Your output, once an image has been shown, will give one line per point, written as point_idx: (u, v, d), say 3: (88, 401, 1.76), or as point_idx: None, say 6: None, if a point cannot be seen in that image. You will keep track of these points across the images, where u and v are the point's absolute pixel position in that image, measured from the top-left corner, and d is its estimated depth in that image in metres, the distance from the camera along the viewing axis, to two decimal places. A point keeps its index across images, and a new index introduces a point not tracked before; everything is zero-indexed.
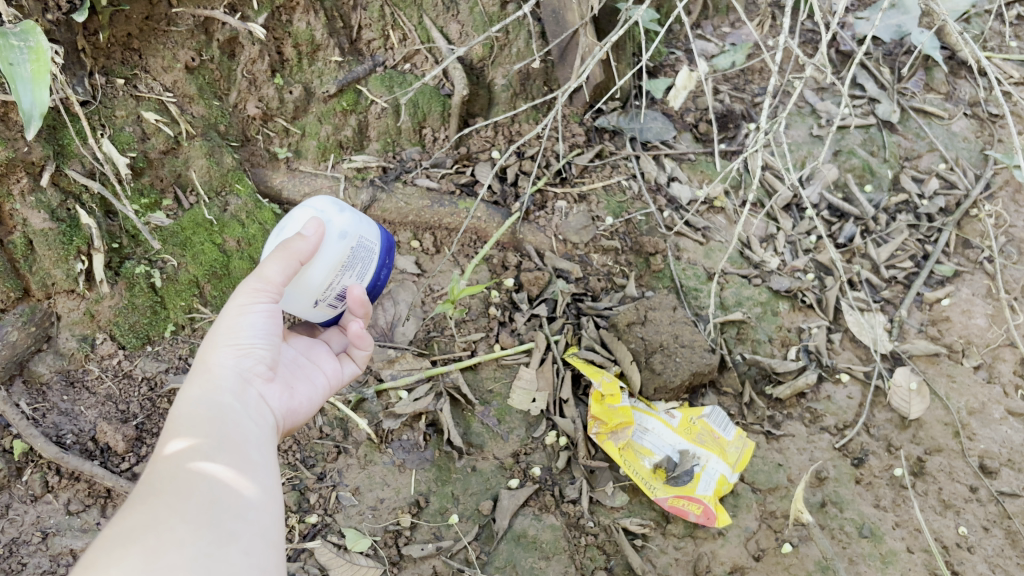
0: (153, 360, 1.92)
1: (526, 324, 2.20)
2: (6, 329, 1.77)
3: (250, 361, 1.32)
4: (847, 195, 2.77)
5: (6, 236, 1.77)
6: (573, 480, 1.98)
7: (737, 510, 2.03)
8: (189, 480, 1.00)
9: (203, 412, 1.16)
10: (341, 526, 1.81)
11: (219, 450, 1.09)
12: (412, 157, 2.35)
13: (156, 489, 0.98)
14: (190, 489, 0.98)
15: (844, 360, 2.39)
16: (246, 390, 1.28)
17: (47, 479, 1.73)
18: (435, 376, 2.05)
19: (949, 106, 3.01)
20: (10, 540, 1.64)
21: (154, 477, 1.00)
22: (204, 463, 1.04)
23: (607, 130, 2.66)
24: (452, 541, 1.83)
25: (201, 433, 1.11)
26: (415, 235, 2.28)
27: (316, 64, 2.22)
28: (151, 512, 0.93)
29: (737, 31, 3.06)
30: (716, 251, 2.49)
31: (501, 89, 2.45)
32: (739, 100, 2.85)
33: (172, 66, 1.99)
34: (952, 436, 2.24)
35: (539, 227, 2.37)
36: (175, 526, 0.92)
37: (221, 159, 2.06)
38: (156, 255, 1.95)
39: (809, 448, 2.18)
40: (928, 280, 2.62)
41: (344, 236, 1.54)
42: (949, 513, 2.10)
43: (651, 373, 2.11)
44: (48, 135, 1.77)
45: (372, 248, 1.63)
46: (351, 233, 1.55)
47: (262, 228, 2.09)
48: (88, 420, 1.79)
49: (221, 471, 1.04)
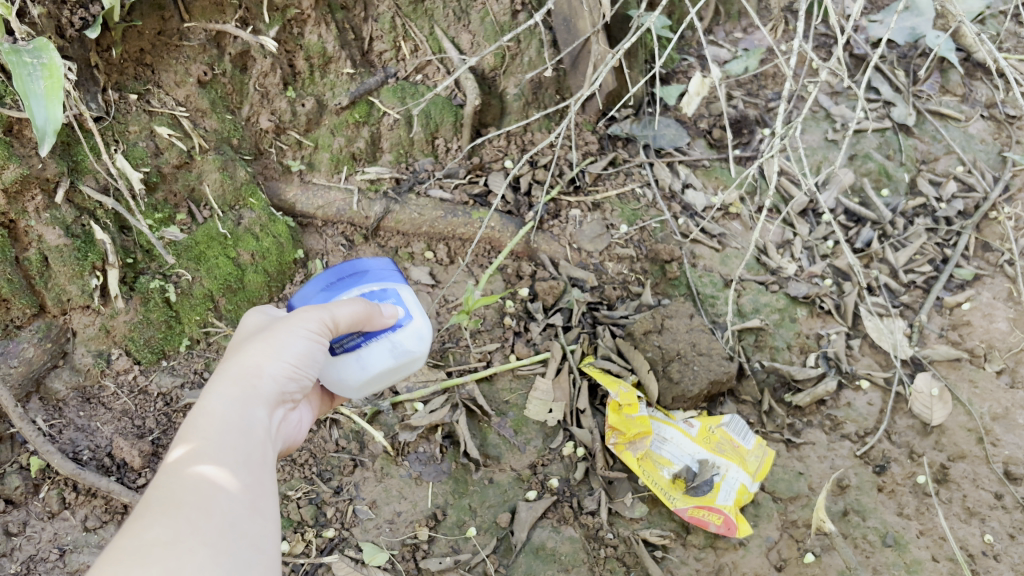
0: (168, 374, 1.92)
1: (541, 334, 2.19)
2: (22, 346, 1.78)
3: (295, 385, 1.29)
4: (863, 199, 2.75)
5: (21, 253, 1.78)
6: (591, 490, 1.97)
7: (758, 519, 2.00)
8: (217, 490, 0.99)
9: (237, 421, 1.14)
10: (359, 540, 1.80)
11: (242, 467, 1.06)
12: (425, 168, 2.35)
13: (170, 504, 0.95)
14: (213, 503, 0.97)
15: (863, 367, 2.36)
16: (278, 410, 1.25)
17: (64, 496, 1.72)
18: (451, 388, 2.04)
19: (965, 108, 2.99)
20: (28, 558, 1.65)
21: (168, 487, 0.97)
22: (222, 476, 1.02)
23: (620, 137, 2.65)
24: (470, 554, 1.81)
25: (230, 442, 1.09)
26: (429, 246, 2.26)
27: (328, 76, 2.22)
28: (160, 533, 0.91)
29: (750, 36, 3.05)
30: (732, 257, 2.47)
31: (513, 98, 2.44)
32: (753, 106, 2.83)
33: (185, 81, 1.99)
34: (976, 442, 2.21)
35: (553, 236, 2.36)
36: (192, 557, 0.89)
37: (235, 173, 2.06)
38: (170, 269, 1.94)
39: (830, 456, 2.16)
40: (948, 284, 2.59)
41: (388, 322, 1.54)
42: (973, 521, 2.07)
43: (669, 382, 2.08)
44: (62, 152, 1.77)
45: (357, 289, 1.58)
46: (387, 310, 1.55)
47: (276, 242, 2.09)
48: (104, 436, 1.79)
49: (245, 491, 1.03)
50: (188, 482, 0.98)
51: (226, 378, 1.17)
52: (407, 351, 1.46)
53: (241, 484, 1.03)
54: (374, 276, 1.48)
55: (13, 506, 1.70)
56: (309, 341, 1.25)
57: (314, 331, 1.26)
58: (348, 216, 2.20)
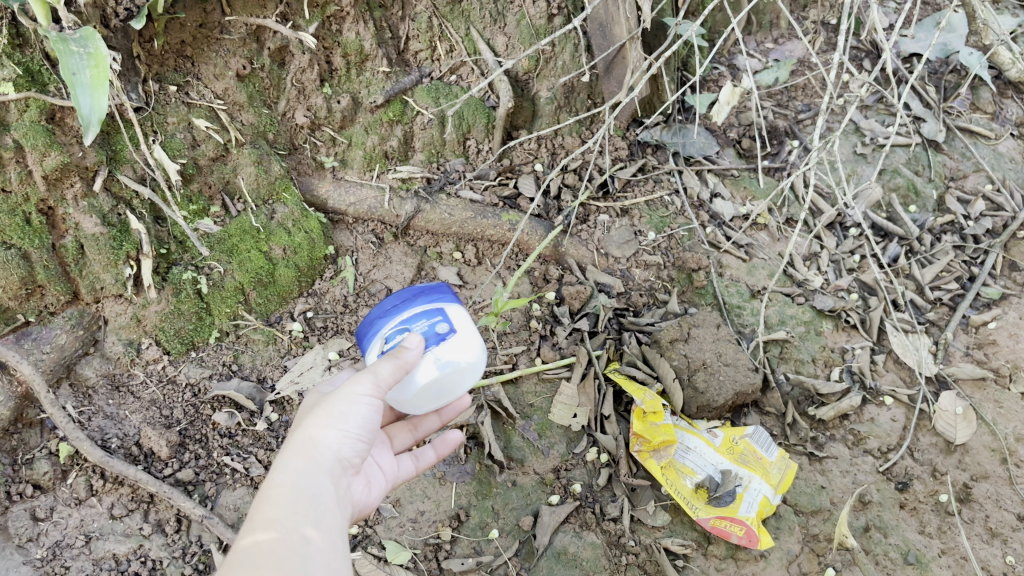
0: (197, 366, 1.92)
1: (567, 338, 2.19)
2: (55, 332, 1.80)
3: (350, 452, 1.26)
4: (891, 215, 2.74)
5: (58, 239, 1.79)
6: (614, 497, 1.97)
7: (780, 532, 2.00)
8: (284, 542, 1.06)
9: (302, 479, 1.16)
10: (381, 538, 1.81)
11: (302, 513, 1.12)
12: (456, 168, 2.37)
13: (254, 549, 1.03)
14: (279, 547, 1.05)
15: (887, 383, 2.35)
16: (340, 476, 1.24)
17: (91, 483, 1.72)
18: (476, 389, 2.04)
19: (995, 127, 2.97)
20: (54, 543, 1.66)
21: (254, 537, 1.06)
22: (289, 530, 1.08)
23: (650, 144, 2.65)
24: (491, 556, 1.82)
25: (289, 487, 1.14)
26: (457, 246, 2.28)
27: (364, 74, 2.23)
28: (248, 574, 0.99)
29: (781, 46, 3.02)
30: (759, 268, 2.46)
31: (546, 102, 2.45)
32: (782, 117, 2.82)
33: (224, 74, 2.01)
34: (999, 462, 2.18)
35: (582, 241, 2.39)
36: None
37: (270, 167, 2.08)
38: (203, 261, 1.96)
39: (852, 471, 2.15)
40: (975, 303, 2.57)
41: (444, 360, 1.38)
42: (995, 542, 2.04)
43: (694, 392, 2.09)
44: (101, 141, 1.79)
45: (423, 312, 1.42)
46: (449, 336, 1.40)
47: (308, 237, 2.11)
48: (132, 425, 1.80)
49: (309, 537, 1.10)
50: (263, 533, 1.06)
51: (292, 445, 1.20)
52: (451, 363, 1.39)
53: (297, 526, 1.10)
54: (427, 299, 1.44)
55: (40, 492, 1.71)
56: (367, 406, 1.24)
57: (371, 393, 1.24)
58: (379, 214, 2.22)
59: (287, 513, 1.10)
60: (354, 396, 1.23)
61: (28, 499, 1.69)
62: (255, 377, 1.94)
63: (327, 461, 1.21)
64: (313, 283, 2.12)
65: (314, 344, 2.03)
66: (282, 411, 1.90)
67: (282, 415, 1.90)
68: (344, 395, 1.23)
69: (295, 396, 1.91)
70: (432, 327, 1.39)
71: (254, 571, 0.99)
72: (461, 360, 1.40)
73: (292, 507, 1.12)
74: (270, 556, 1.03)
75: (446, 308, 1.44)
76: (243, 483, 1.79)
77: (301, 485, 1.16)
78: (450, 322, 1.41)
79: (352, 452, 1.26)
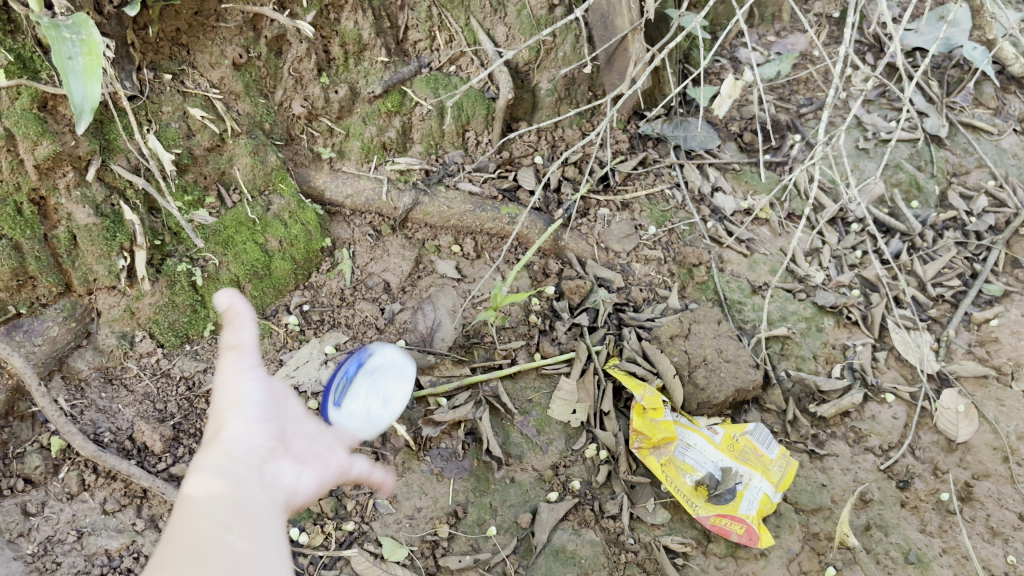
0: (191, 359, 1.90)
1: (566, 333, 2.17)
2: (47, 324, 1.78)
3: (265, 429, 1.17)
4: (893, 211, 2.72)
5: (50, 230, 1.77)
6: (613, 494, 1.95)
7: (780, 530, 1.97)
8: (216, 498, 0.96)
9: (223, 455, 1.06)
10: (378, 535, 1.78)
11: (228, 474, 1.02)
12: (455, 161, 2.34)
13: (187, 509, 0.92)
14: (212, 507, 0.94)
15: (889, 380, 2.33)
16: (269, 449, 1.15)
17: (84, 477, 1.70)
18: (475, 384, 2.01)
19: (998, 122, 2.94)
20: (45, 539, 1.62)
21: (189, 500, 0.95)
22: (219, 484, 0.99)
23: (650, 137, 2.63)
24: (489, 554, 1.78)
25: (209, 459, 1.05)
26: (456, 240, 2.26)
27: (362, 64, 2.20)
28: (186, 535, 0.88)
29: (783, 40, 2.99)
30: (760, 263, 2.44)
31: (546, 93, 2.43)
32: (784, 111, 2.80)
33: (220, 63, 1.98)
34: (1001, 461, 2.16)
35: (581, 235, 2.37)
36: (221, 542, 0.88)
37: (266, 158, 2.05)
38: (198, 253, 1.94)
39: (853, 469, 2.13)
40: (977, 300, 2.55)
41: (389, 401, 1.66)
42: (997, 541, 2.02)
43: (694, 388, 2.06)
44: (95, 130, 1.76)
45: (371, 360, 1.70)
46: (393, 377, 1.70)
47: (304, 229, 2.08)
48: (125, 419, 1.77)
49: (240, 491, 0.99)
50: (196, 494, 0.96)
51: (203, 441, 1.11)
52: (392, 400, 1.67)
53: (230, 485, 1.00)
54: (370, 353, 1.71)
55: (32, 486, 1.68)
56: (253, 381, 1.20)
57: (254, 366, 1.20)
58: (376, 207, 2.20)
59: (219, 476, 1.01)
60: (233, 373, 1.19)
61: (19, 493, 1.66)
62: None
63: (242, 441, 1.12)
64: (310, 276, 2.10)
65: (311, 337, 2.00)
66: None
67: None
68: (224, 379, 1.18)
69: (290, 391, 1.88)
70: (373, 375, 1.67)
71: (193, 533, 0.88)
72: (397, 395, 1.70)
73: (217, 471, 1.02)
74: (208, 515, 0.92)
75: (377, 350, 1.72)
76: None
77: (226, 458, 1.06)
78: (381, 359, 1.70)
79: (268, 434, 1.18)
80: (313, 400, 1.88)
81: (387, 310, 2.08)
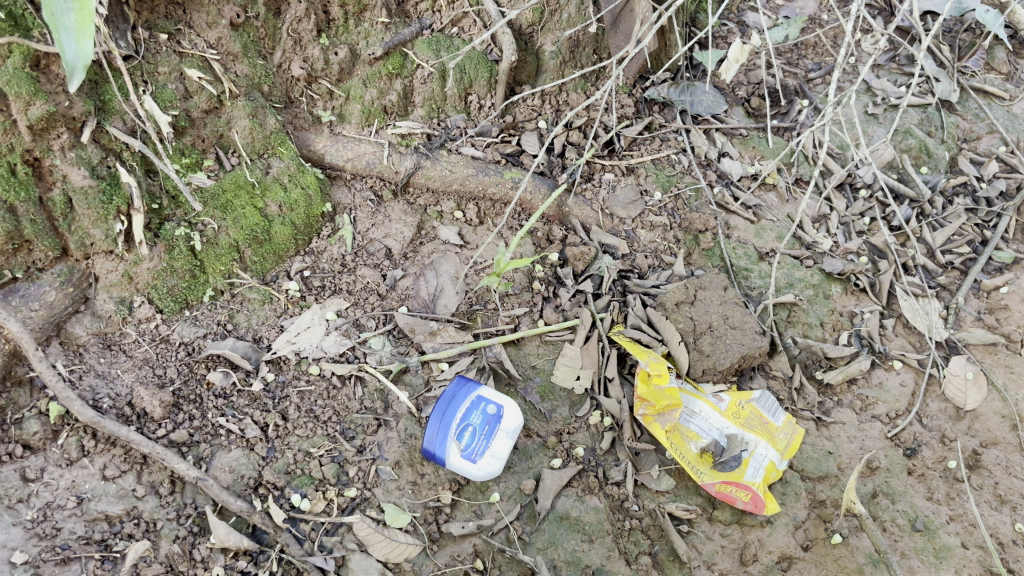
0: (191, 325, 1.88)
1: (571, 300, 2.14)
2: (44, 289, 1.75)
3: None
4: (902, 176, 2.67)
5: (45, 192, 1.74)
6: (618, 461, 1.93)
7: (786, 497, 1.96)
8: None
9: None
10: (380, 501, 1.72)
11: None
12: (457, 125, 2.31)
13: None
14: None
15: (896, 347, 2.30)
16: None
17: (82, 443, 1.67)
18: (478, 349, 1.98)
19: (1010, 87, 2.88)
20: (44, 505, 1.59)
21: None
22: None
23: (657, 101, 2.57)
24: (493, 520, 1.77)
25: None
26: (458, 205, 2.24)
27: (363, 25, 2.17)
28: None
29: (791, 4, 2.92)
30: (768, 230, 2.40)
31: (550, 56, 2.38)
32: (792, 76, 2.75)
33: (217, 23, 1.95)
34: (1010, 429, 2.14)
35: (586, 201, 2.34)
36: None
37: (265, 121, 2.02)
38: (196, 217, 1.92)
39: (860, 437, 2.10)
40: (986, 267, 2.51)
41: (494, 453, 1.77)
42: (1005, 509, 2.00)
43: (699, 354, 2.03)
44: (89, 90, 1.73)
45: (489, 411, 1.79)
46: (498, 437, 1.78)
47: (304, 193, 2.06)
48: (125, 384, 1.74)
49: None
50: None
51: None
52: (497, 455, 1.77)
53: None
54: (484, 401, 1.79)
55: (30, 453, 1.65)
56: None
57: None
58: (377, 171, 2.18)
59: None
60: None
61: (18, 459, 1.64)
62: (251, 337, 1.89)
63: None
64: (310, 242, 2.07)
65: (312, 304, 1.98)
66: (278, 370, 1.86)
67: (278, 374, 1.85)
68: None
69: (292, 356, 1.87)
70: (486, 421, 1.78)
71: None
72: (499, 451, 1.78)
73: None
74: None
75: (497, 407, 1.80)
76: (239, 444, 1.73)
77: None
78: (492, 412, 1.79)
79: None
80: (315, 364, 1.87)
81: (389, 276, 2.06)
